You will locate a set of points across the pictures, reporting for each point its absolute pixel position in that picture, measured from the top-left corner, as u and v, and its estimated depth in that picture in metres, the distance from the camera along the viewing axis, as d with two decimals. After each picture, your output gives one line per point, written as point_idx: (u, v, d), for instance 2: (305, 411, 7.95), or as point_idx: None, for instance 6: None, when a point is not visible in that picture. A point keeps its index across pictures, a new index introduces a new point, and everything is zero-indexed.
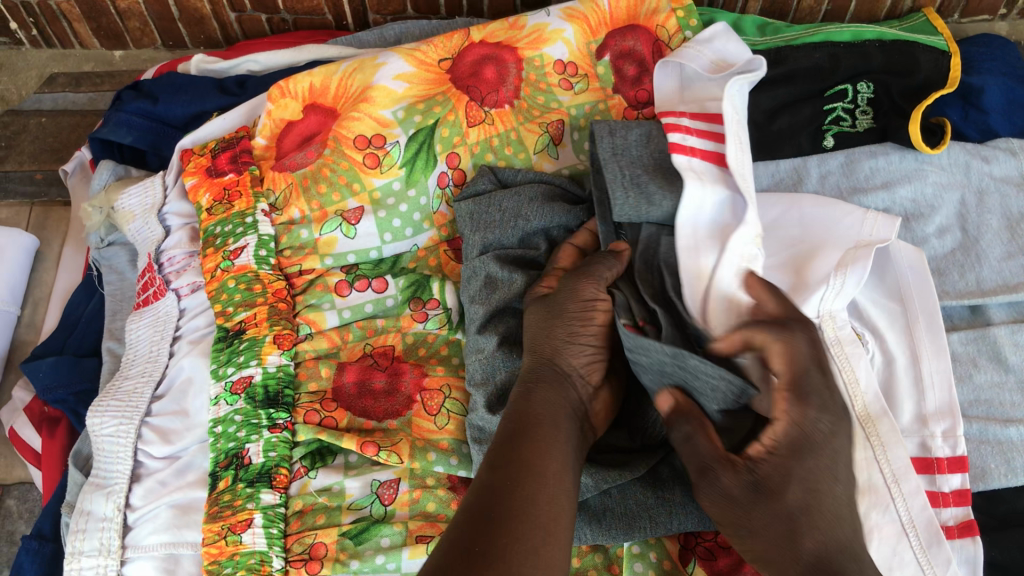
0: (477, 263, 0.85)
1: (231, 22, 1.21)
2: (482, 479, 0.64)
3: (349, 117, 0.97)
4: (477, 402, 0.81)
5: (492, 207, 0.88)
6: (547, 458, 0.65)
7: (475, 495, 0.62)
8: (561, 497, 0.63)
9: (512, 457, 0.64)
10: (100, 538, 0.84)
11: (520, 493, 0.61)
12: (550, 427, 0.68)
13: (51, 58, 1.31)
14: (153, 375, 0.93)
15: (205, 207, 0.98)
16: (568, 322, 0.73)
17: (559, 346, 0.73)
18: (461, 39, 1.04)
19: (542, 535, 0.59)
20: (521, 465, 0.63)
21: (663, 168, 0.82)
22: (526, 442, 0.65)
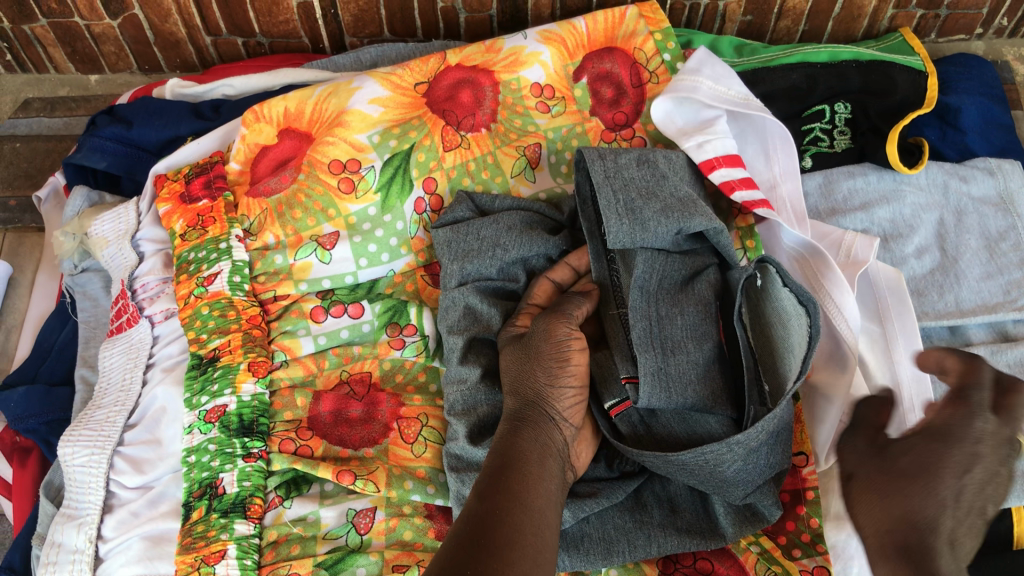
0: (455, 292, 0.84)
1: (206, 46, 1.18)
2: (470, 508, 0.62)
3: (323, 142, 0.97)
4: (458, 432, 0.80)
5: (466, 238, 0.87)
6: (532, 491, 0.64)
7: (463, 522, 0.60)
8: (544, 533, 0.61)
9: (498, 491, 0.63)
10: (71, 570, 0.84)
11: (508, 523, 0.59)
12: (536, 463, 0.67)
13: (26, 83, 1.27)
14: (126, 404, 0.91)
15: (178, 233, 0.97)
16: (547, 360, 0.73)
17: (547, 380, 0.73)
18: (437, 63, 1.03)
19: (531, 567, 0.57)
20: (508, 499, 0.62)
21: (660, 194, 0.82)
22: (513, 475, 0.65)
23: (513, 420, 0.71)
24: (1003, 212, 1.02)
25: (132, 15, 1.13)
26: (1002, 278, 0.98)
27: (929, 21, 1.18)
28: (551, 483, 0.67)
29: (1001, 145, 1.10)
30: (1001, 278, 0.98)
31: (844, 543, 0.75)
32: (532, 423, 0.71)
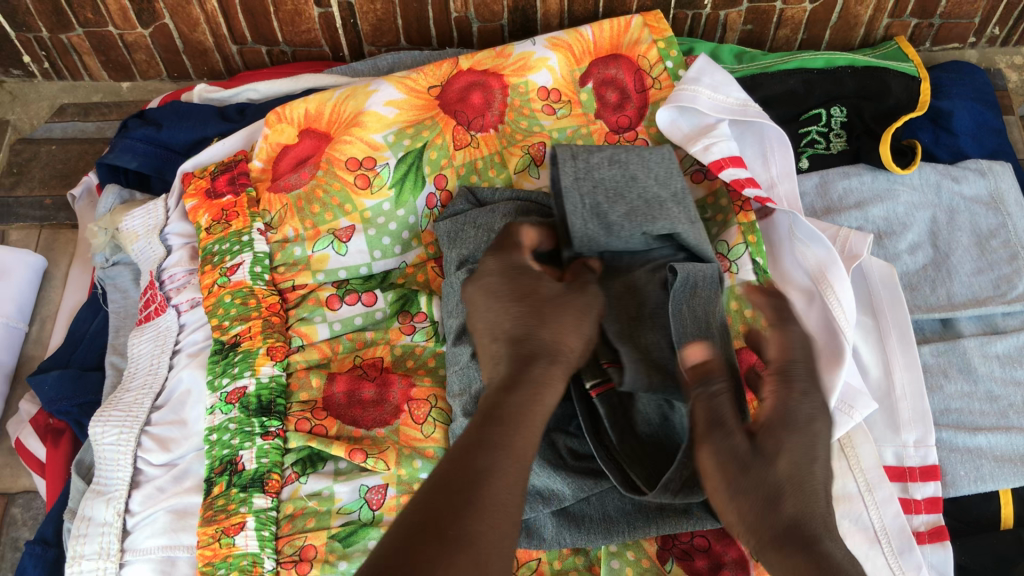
0: (453, 279, 0.89)
1: (232, 54, 1.22)
2: (456, 449, 0.64)
3: (340, 141, 1.02)
4: (458, 408, 0.85)
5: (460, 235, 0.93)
6: (521, 436, 0.65)
7: (448, 465, 0.62)
8: (524, 483, 0.63)
9: (485, 437, 0.64)
10: (100, 542, 0.88)
11: (492, 475, 0.61)
12: (528, 400, 0.67)
13: (63, 89, 1.26)
14: (154, 386, 0.97)
15: (204, 227, 1.02)
16: (567, 315, 0.72)
17: (553, 340, 0.70)
18: (450, 67, 1.09)
19: (504, 518, 0.59)
20: (496, 448, 0.63)
21: (628, 195, 0.84)
22: (506, 418, 0.65)
23: (518, 361, 0.69)
24: (994, 210, 1.07)
25: (164, 25, 1.16)
26: (992, 273, 1.03)
27: (924, 30, 1.23)
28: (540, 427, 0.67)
29: (993, 147, 1.14)
30: (991, 273, 1.02)
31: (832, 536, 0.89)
32: (545, 354, 0.70)
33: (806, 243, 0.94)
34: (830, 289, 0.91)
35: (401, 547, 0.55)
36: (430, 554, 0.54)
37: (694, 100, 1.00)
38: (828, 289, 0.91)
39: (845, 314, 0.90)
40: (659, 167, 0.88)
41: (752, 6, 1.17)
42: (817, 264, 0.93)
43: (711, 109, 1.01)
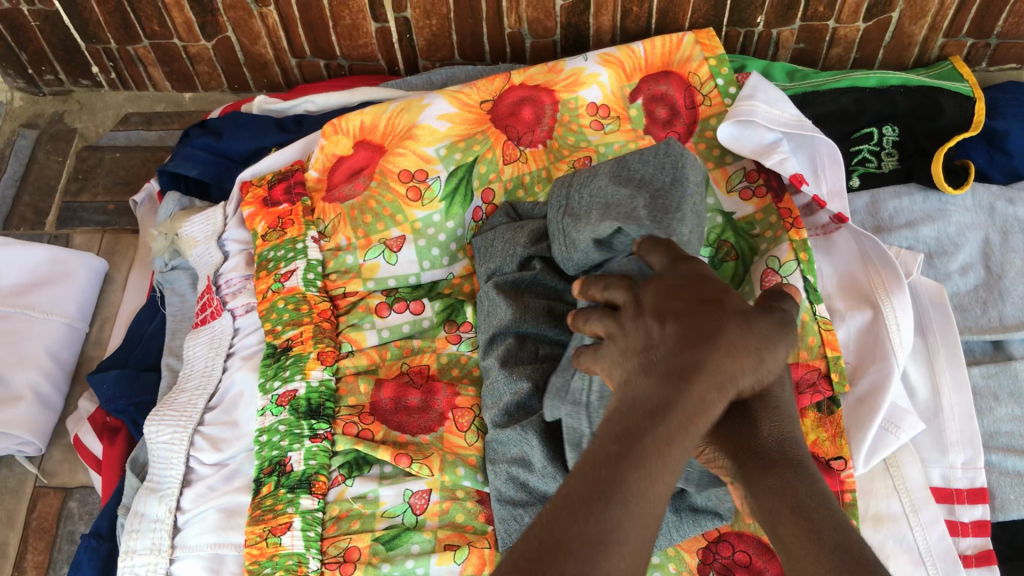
0: (484, 290, 0.91)
1: (291, 67, 1.24)
2: (579, 492, 0.55)
3: (394, 153, 1.05)
4: (489, 420, 0.87)
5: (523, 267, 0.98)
6: (653, 484, 0.55)
7: (557, 513, 0.54)
8: (648, 546, 0.54)
9: (608, 486, 0.54)
10: (152, 538, 0.91)
11: (620, 536, 0.53)
12: (664, 443, 0.56)
13: (128, 99, 1.30)
14: (208, 387, 0.99)
15: (260, 234, 1.05)
16: (744, 347, 0.58)
17: (721, 369, 0.57)
18: (503, 82, 1.10)
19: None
20: (626, 501, 0.54)
21: (597, 202, 0.80)
22: (633, 464, 0.55)
23: (666, 380, 0.57)
24: None
25: (226, 37, 1.19)
26: None
27: (980, 51, 1.20)
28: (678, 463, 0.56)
29: None
30: None
31: (882, 544, 0.88)
32: (694, 397, 0.57)
33: (869, 259, 0.98)
34: (889, 303, 0.95)
35: None
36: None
37: (751, 115, 1.02)
38: (890, 310, 0.94)
39: (901, 333, 0.94)
40: (652, 161, 0.80)
41: (805, 24, 1.17)
42: (879, 282, 0.97)
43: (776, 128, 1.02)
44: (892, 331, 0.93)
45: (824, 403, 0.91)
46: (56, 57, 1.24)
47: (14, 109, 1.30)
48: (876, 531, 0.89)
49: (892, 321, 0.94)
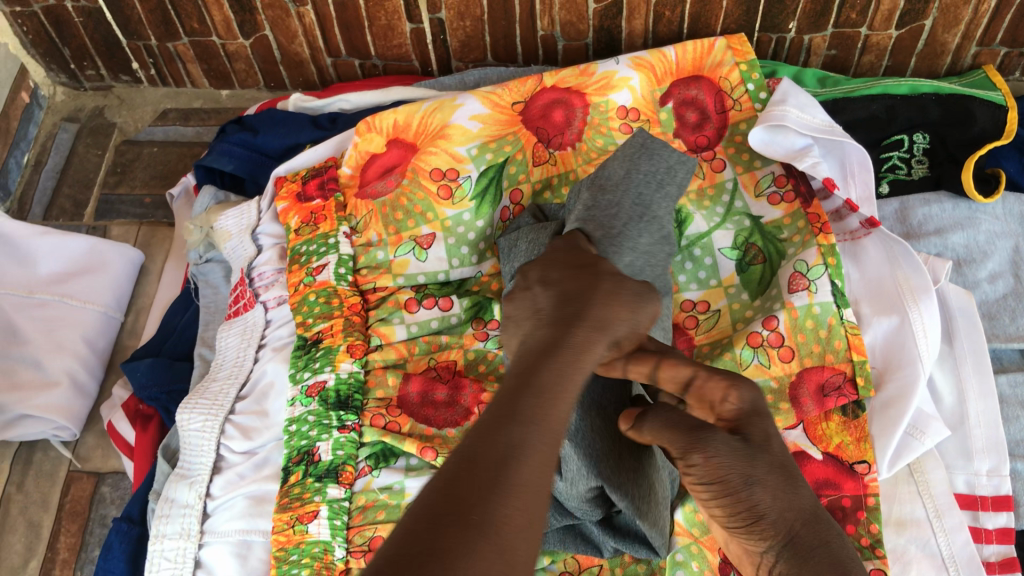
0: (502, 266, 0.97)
1: (327, 66, 1.26)
2: (479, 426, 0.54)
3: (427, 151, 1.06)
4: None
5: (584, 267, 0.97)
6: (554, 413, 0.55)
7: (466, 440, 0.53)
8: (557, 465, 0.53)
9: (514, 406, 0.55)
10: (181, 523, 0.93)
11: (527, 449, 0.52)
12: (556, 374, 0.58)
13: (166, 95, 1.32)
14: (239, 377, 1.01)
15: (293, 228, 1.07)
16: (622, 302, 0.65)
17: (602, 311, 0.64)
18: (534, 84, 1.11)
19: (535, 494, 0.50)
20: (528, 422, 0.54)
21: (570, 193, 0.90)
22: (535, 391, 0.56)
23: (557, 324, 0.63)
24: None
25: (264, 36, 1.21)
26: None
27: (1015, 60, 1.18)
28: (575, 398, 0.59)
29: None
30: None
31: (904, 548, 0.89)
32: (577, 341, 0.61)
33: (896, 262, 0.99)
34: (916, 307, 0.95)
35: (421, 529, 0.46)
36: (456, 537, 0.45)
37: (781, 120, 1.03)
38: (917, 315, 0.95)
39: (928, 338, 0.94)
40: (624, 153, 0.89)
41: (837, 31, 1.17)
42: (907, 288, 0.97)
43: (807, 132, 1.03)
44: (919, 339, 0.94)
45: (848, 406, 0.92)
46: (98, 53, 1.27)
47: (56, 102, 1.33)
48: (899, 536, 0.90)
49: (921, 327, 0.94)
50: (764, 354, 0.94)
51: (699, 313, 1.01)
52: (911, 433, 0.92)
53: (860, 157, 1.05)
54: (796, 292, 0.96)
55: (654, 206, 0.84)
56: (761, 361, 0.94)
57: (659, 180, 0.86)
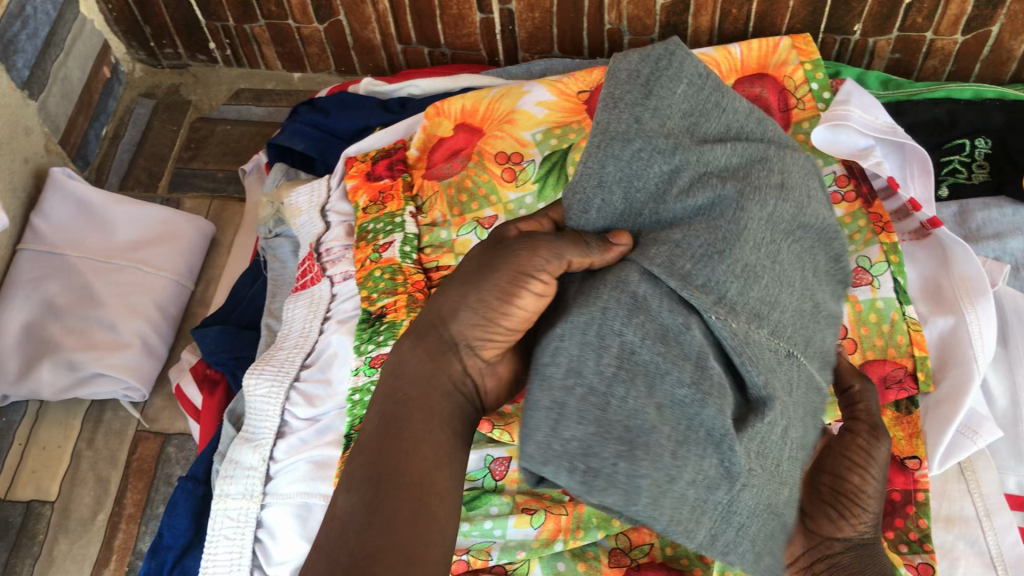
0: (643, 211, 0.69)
1: (396, 53, 1.30)
2: (344, 521, 0.58)
3: (492, 136, 1.10)
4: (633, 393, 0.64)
5: (812, 207, 0.66)
6: (407, 459, 0.60)
7: (333, 536, 0.58)
8: (423, 509, 0.58)
9: (369, 469, 0.60)
10: (245, 484, 0.97)
11: (382, 519, 0.57)
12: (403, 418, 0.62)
13: (240, 76, 1.37)
14: (304, 347, 1.05)
15: (361, 207, 1.10)
16: (451, 295, 0.66)
17: (438, 315, 0.66)
18: (600, 75, 1.12)
19: (400, 559, 0.55)
20: (383, 488, 0.58)
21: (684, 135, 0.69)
22: (386, 444, 0.61)
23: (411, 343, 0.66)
24: None
25: (338, 21, 1.25)
26: None
27: None
28: (439, 430, 0.62)
29: None
30: None
31: (952, 545, 0.90)
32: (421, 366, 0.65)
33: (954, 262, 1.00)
34: (972, 308, 0.96)
35: None
36: None
37: (846, 118, 1.04)
38: (974, 317, 0.95)
39: (984, 341, 0.94)
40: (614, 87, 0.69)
41: (903, 35, 1.18)
42: (965, 289, 0.97)
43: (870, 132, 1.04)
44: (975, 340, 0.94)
45: (904, 402, 0.94)
46: (177, 32, 1.31)
47: (134, 79, 1.38)
48: (947, 532, 0.91)
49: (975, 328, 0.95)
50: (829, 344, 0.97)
51: None
52: (964, 431, 0.92)
53: (922, 160, 1.06)
54: (860, 285, 0.99)
55: (645, 116, 0.65)
56: None
57: (642, 87, 0.66)
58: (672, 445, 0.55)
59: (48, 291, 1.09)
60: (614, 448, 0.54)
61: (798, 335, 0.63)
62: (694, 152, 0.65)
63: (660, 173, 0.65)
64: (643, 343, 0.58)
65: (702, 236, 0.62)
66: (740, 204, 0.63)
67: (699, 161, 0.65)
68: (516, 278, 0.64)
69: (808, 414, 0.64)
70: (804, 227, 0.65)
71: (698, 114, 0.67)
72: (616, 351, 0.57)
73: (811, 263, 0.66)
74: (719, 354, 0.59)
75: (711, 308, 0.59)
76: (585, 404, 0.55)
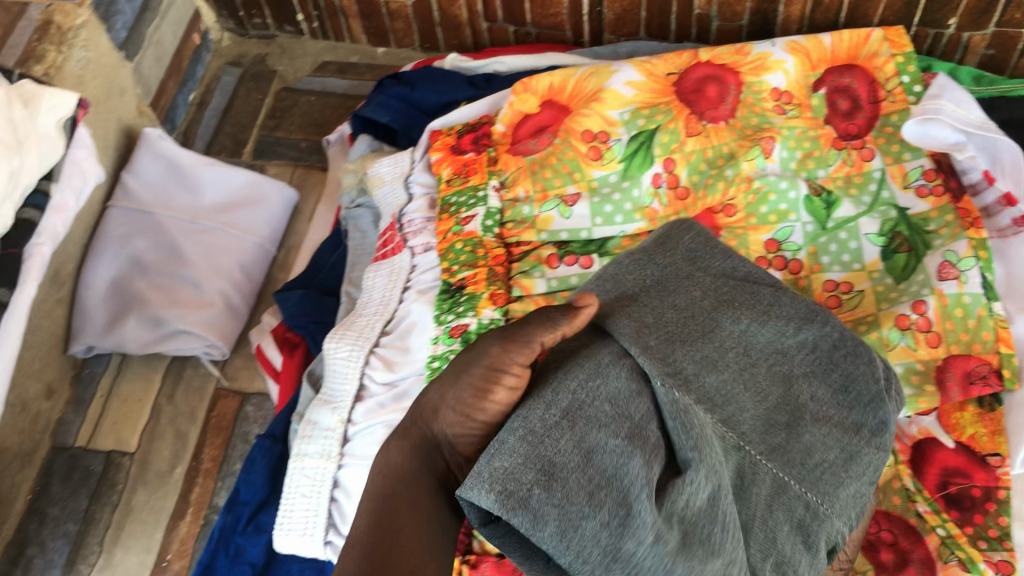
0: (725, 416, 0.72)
1: (482, 30, 1.30)
2: None
3: (579, 113, 1.10)
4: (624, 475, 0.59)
5: (799, 351, 0.71)
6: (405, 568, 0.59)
7: None
8: None
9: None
10: (322, 443, 0.99)
11: None
12: (400, 526, 0.62)
13: (325, 49, 1.39)
14: (384, 314, 1.06)
15: (444, 179, 1.11)
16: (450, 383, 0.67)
17: (433, 404, 0.67)
18: (690, 58, 1.15)
19: None
20: None
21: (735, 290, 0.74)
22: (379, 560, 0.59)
23: (407, 451, 0.66)
24: None
25: None
26: None
27: None
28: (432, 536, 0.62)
29: None
30: None
31: None
32: (399, 496, 0.64)
33: None
34: None
35: None
36: None
37: (937, 114, 1.02)
38: None
39: None
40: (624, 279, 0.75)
41: (999, 31, 1.16)
42: None
43: (961, 128, 1.02)
44: None
45: (986, 399, 0.92)
46: (266, 3, 1.33)
47: (222, 47, 1.41)
48: None
49: None
50: (911, 337, 0.94)
51: (842, 293, 1.00)
52: None
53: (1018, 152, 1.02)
54: (946, 280, 0.95)
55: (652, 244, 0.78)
56: (908, 343, 0.94)
57: (654, 243, 0.78)
58: (591, 488, 0.58)
59: (136, 248, 1.12)
60: (532, 476, 0.58)
61: (763, 443, 0.66)
62: (690, 276, 0.75)
63: (673, 281, 0.74)
64: (591, 402, 0.62)
65: (671, 325, 0.70)
66: (713, 316, 0.71)
67: (698, 266, 0.76)
68: (490, 375, 0.66)
69: (784, 523, 0.66)
70: (791, 357, 0.70)
71: (702, 255, 0.78)
72: (566, 401, 0.62)
73: (802, 384, 0.69)
74: (664, 437, 0.63)
75: (654, 377, 0.64)
76: (520, 441, 0.60)
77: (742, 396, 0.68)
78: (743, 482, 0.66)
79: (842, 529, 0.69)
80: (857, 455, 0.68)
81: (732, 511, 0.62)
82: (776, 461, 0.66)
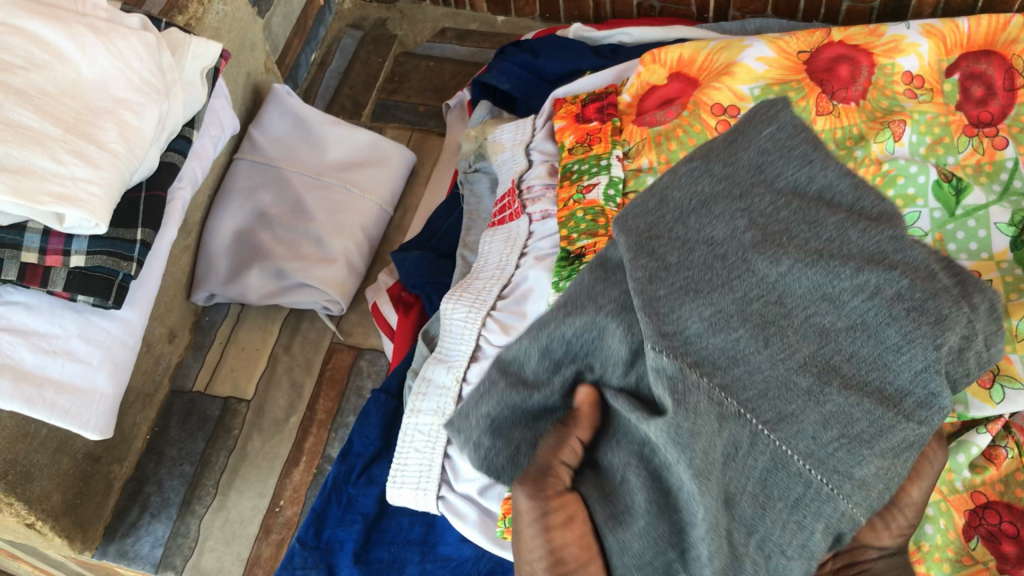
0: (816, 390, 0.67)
1: (605, 2, 1.31)
2: None
3: (710, 86, 1.09)
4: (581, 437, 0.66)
5: (854, 298, 0.62)
6: None
7: None
8: None
9: None
10: (437, 401, 0.98)
11: None
12: None
13: (445, 15, 1.43)
14: (502, 278, 1.05)
15: (567, 146, 1.10)
16: None
17: None
18: (822, 37, 1.14)
19: None
20: None
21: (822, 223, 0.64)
22: None
23: None
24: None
25: None
26: None
27: None
28: None
29: None
30: None
31: None
32: None
33: None
34: None
35: None
36: None
37: None
38: None
39: None
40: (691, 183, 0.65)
41: None
42: None
43: None
44: None
45: None
46: None
47: (343, 10, 1.44)
48: None
49: None
50: None
51: None
52: None
53: None
54: None
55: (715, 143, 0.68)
56: None
57: (723, 140, 0.68)
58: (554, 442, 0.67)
59: (261, 201, 1.15)
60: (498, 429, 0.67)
61: (769, 411, 0.61)
62: (746, 193, 0.65)
63: (705, 187, 0.65)
64: (575, 348, 0.65)
65: (699, 269, 0.62)
66: (747, 255, 0.62)
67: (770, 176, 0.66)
68: None
69: (776, 502, 0.62)
70: (863, 329, 0.62)
71: (775, 160, 0.67)
72: (547, 353, 0.66)
73: (836, 342, 0.62)
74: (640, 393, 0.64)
75: (650, 339, 0.59)
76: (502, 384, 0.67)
77: (756, 356, 0.61)
78: (737, 453, 0.61)
79: (857, 514, 0.62)
80: (889, 430, 0.62)
81: (695, 510, 0.58)
82: (781, 434, 0.61)
